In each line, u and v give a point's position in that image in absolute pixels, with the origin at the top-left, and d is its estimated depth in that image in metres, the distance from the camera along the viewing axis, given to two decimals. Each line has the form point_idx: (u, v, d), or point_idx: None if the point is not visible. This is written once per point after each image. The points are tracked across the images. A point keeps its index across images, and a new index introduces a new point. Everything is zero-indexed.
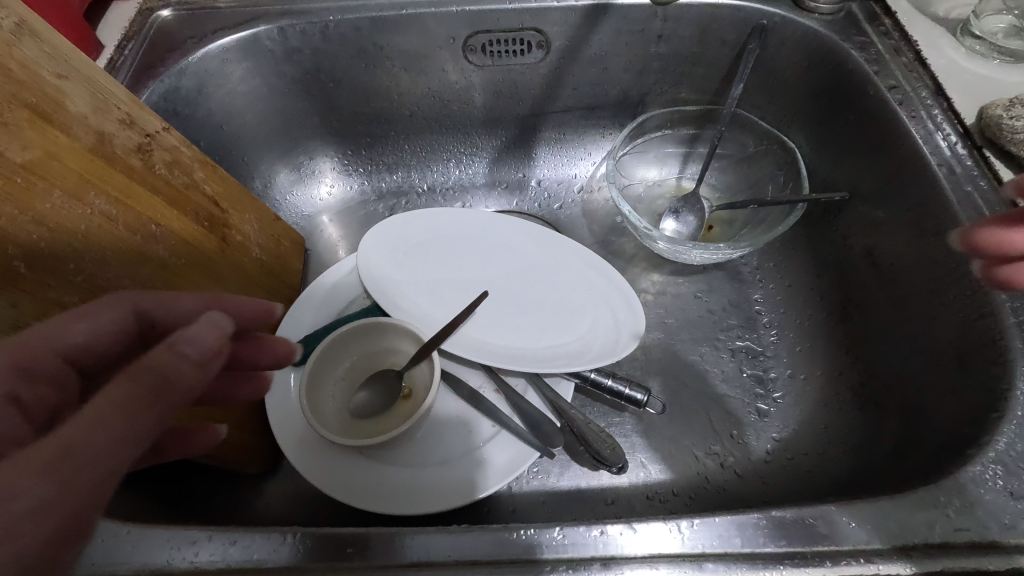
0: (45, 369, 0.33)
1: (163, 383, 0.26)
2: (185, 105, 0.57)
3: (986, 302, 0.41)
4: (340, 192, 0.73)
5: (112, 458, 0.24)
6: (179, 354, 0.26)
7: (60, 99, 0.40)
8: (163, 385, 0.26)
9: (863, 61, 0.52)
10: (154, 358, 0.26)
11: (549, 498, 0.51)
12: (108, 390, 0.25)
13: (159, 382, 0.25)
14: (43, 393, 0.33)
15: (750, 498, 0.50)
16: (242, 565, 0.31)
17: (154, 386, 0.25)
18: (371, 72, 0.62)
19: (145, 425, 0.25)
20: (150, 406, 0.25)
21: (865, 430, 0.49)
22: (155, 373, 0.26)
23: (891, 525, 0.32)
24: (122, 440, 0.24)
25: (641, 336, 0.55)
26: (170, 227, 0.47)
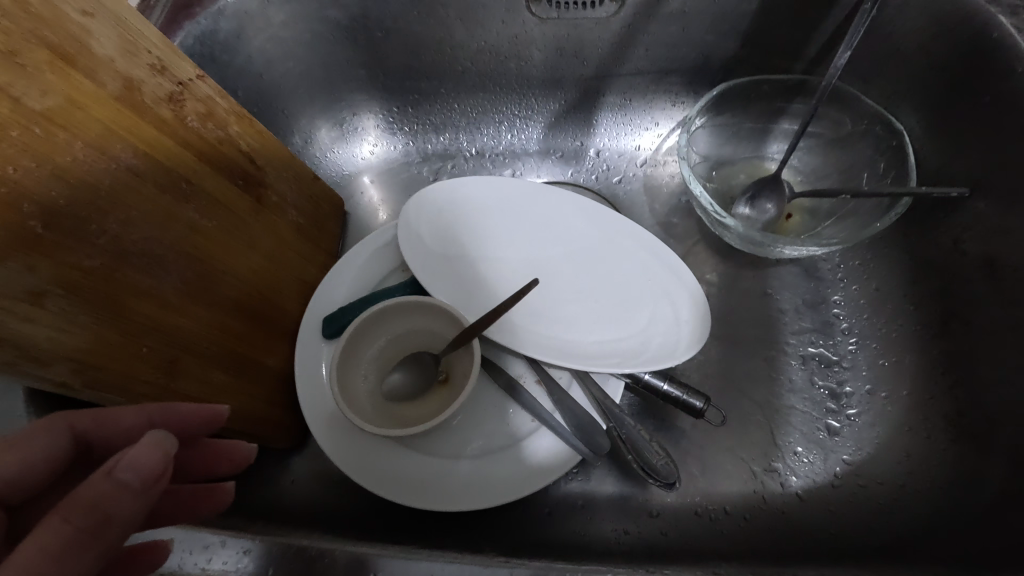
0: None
1: (102, 519, 0.23)
2: (222, 51, 0.52)
3: None
4: (382, 152, 0.69)
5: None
6: (117, 483, 0.23)
7: (84, 40, 0.36)
8: (101, 522, 0.23)
9: (1013, 28, 0.42)
10: (88, 495, 0.22)
11: (587, 504, 0.48)
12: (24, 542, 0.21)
13: (95, 510, 0.23)
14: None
15: (812, 526, 0.46)
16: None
17: (83, 526, 0.22)
18: (424, 22, 0.56)
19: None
20: (89, 530, 0.22)
21: (960, 467, 0.43)
22: (91, 509, 0.22)
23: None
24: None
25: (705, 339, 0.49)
26: (201, 185, 0.43)
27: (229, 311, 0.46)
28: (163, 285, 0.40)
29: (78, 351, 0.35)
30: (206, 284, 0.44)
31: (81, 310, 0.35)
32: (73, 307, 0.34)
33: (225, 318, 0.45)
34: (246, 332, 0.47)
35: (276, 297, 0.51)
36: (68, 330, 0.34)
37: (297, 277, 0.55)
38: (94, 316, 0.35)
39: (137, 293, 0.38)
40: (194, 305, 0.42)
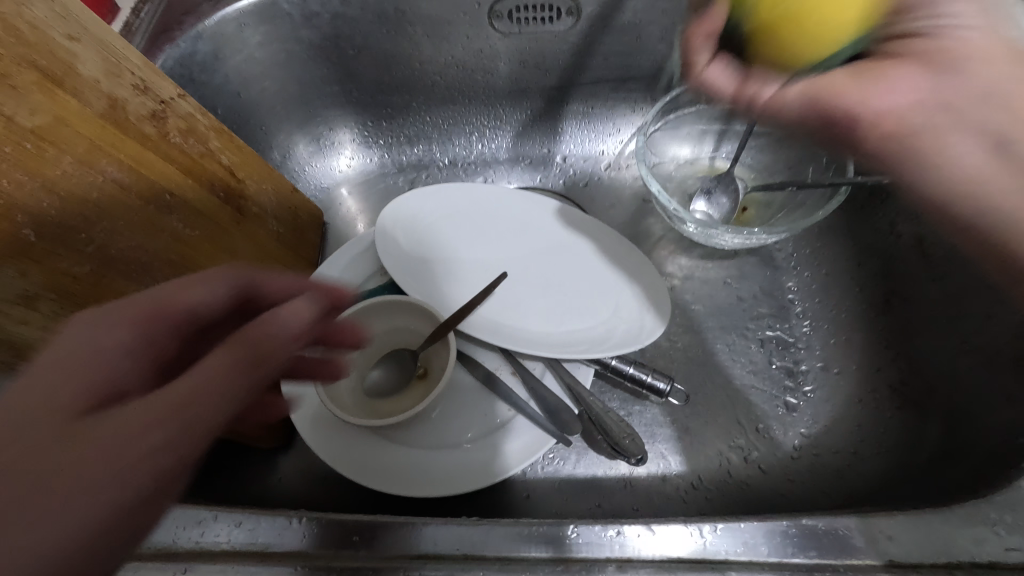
0: (162, 330, 0.30)
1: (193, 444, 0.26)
2: (201, 71, 0.55)
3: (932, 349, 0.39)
4: (359, 165, 0.71)
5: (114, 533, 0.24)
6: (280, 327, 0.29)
7: (71, 63, 0.37)
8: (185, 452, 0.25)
9: None
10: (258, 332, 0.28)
11: (564, 486, 0.50)
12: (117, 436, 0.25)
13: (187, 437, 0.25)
14: (118, 379, 0.27)
15: (774, 497, 0.48)
16: (270, 553, 0.31)
17: (169, 443, 0.25)
18: (394, 39, 0.60)
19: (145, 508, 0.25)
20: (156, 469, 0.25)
21: (905, 432, 0.46)
22: (252, 345, 0.28)
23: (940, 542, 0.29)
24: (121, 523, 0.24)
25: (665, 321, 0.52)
26: (183, 197, 0.46)
27: None
28: (149, 291, 0.43)
29: None
30: None
31: (70, 312, 0.38)
32: (62, 309, 0.37)
33: None
34: None
35: None
36: (57, 331, 0.38)
37: None
38: None
39: (122, 298, 0.41)
40: None
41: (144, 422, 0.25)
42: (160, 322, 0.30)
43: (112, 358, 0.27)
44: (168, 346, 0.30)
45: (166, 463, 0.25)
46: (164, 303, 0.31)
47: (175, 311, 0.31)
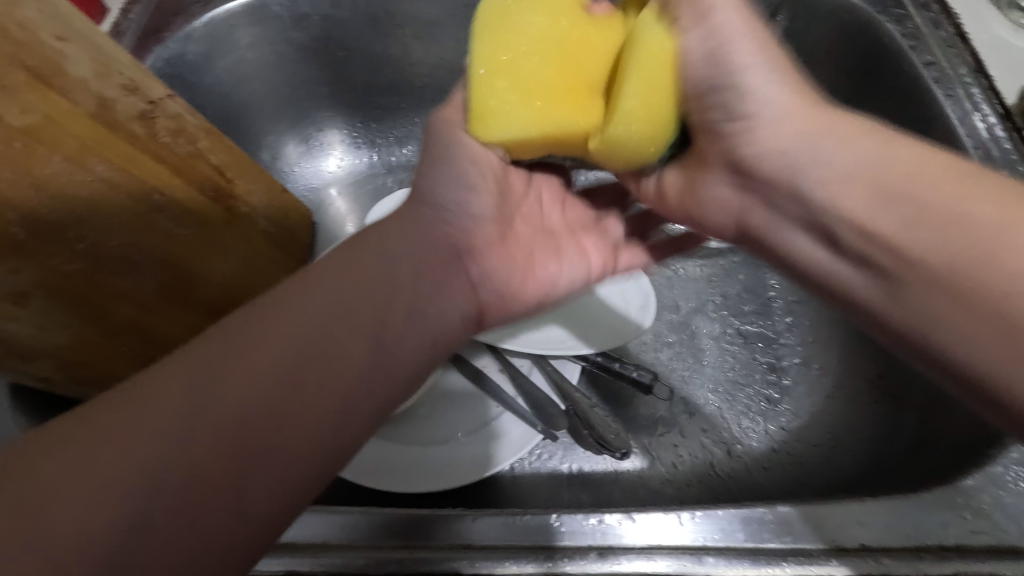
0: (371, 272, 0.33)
1: (325, 354, 0.30)
2: (191, 72, 0.56)
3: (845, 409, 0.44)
4: (349, 165, 0.71)
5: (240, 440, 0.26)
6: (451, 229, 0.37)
7: (59, 63, 0.37)
8: (322, 359, 0.29)
9: (899, 35, 0.48)
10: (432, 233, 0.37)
11: (551, 481, 0.51)
12: (319, 359, 0.29)
13: (350, 341, 0.31)
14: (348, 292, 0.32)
15: (758, 488, 0.49)
16: (297, 545, 0.32)
17: (285, 375, 0.28)
18: (382, 41, 0.61)
19: (260, 420, 0.27)
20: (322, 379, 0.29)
21: (881, 424, 0.47)
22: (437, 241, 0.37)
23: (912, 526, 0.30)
24: (241, 432, 0.27)
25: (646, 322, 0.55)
26: (174, 197, 0.46)
27: (204, 313, 0.49)
28: (140, 289, 0.43)
29: (59, 348, 0.39)
30: (181, 289, 0.47)
31: (60, 310, 0.38)
32: (51, 307, 0.37)
33: (198, 319, 0.49)
34: None
35: (250, 302, 0.55)
36: (48, 328, 0.38)
37: (269, 281, 0.58)
38: (72, 316, 0.39)
39: (113, 296, 0.41)
40: (167, 308, 0.46)
41: (271, 341, 0.29)
42: (352, 287, 0.32)
43: (328, 300, 0.31)
44: (385, 294, 0.33)
45: (270, 394, 0.28)
46: (409, 222, 0.37)
47: (421, 223, 0.37)
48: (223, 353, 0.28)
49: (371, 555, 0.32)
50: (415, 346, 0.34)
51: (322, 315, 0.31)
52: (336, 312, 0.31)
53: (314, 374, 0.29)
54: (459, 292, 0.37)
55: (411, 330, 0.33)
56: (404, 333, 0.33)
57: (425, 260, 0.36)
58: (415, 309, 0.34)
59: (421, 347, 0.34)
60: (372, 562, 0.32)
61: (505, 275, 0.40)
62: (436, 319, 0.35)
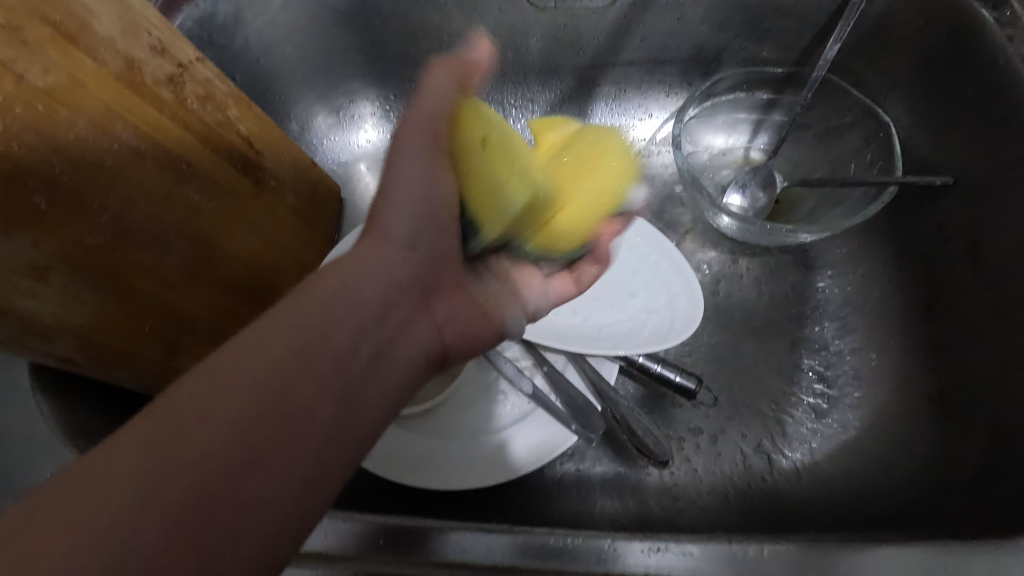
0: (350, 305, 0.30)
1: (287, 417, 0.26)
2: (221, 34, 0.52)
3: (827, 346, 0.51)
4: (379, 140, 0.69)
5: (202, 528, 0.22)
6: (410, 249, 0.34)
7: (85, 18, 0.35)
8: (284, 427, 0.25)
9: (995, 23, 0.44)
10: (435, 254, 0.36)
11: (583, 484, 0.48)
12: (279, 426, 0.25)
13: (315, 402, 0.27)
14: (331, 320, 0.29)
15: (803, 504, 0.47)
16: (308, 553, 0.30)
17: (251, 442, 0.24)
18: (422, 9, 0.57)
19: (234, 491, 0.23)
20: (293, 442, 0.25)
21: (941, 443, 0.44)
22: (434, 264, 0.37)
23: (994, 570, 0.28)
24: (210, 502, 0.23)
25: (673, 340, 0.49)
26: (201, 168, 0.43)
27: (228, 292, 0.47)
28: (164, 264, 0.41)
29: (80, 327, 0.37)
30: (207, 265, 0.44)
31: (82, 285, 0.35)
32: (73, 282, 0.35)
33: (223, 298, 0.46)
34: (242, 313, 0.49)
35: (275, 280, 0.53)
36: (71, 306, 0.35)
37: (295, 259, 0.56)
38: (95, 292, 0.36)
39: (137, 271, 0.39)
40: (193, 285, 0.43)
41: (226, 406, 0.24)
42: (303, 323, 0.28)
43: (294, 338, 0.27)
44: (349, 342, 0.29)
45: (227, 468, 0.23)
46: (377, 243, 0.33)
47: (395, 244, 0.34)
48: (174, 426, 0.23)
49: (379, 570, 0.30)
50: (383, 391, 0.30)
51: (292, 358, 0.27)
52: (294, 367, 0.27)
53: (300, 403, 0.26)
54: (422, 331, 0.34)
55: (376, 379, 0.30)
56: (377, 379, 0.30)
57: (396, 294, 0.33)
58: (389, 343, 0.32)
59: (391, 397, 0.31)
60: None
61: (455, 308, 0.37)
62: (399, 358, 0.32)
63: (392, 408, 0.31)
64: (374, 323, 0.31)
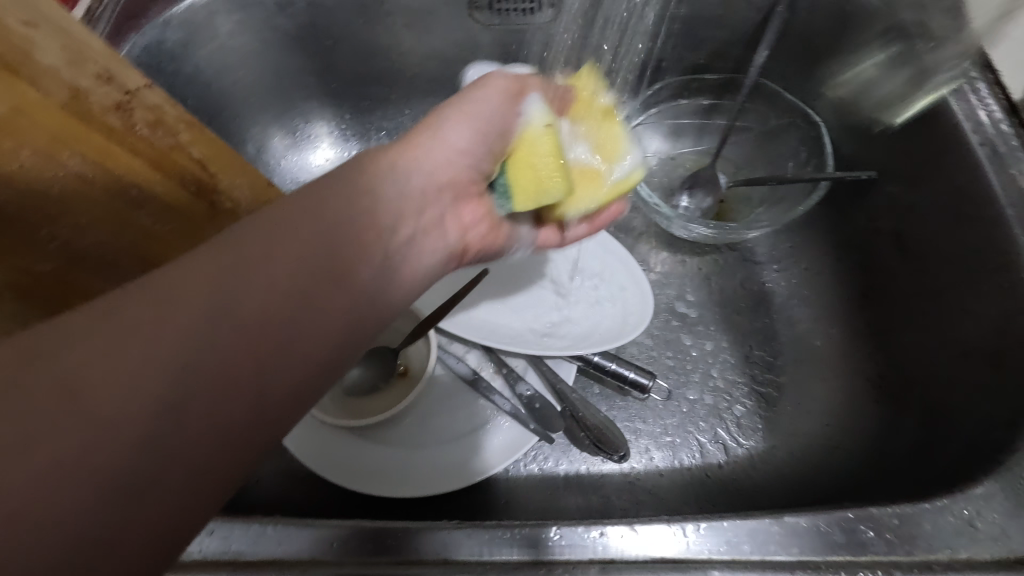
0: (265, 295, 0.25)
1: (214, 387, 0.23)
2: (170, 60, 0.53)
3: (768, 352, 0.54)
4: (336, 159, 0.70)
5: (116, 518, 0.21)
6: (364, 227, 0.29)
7: (24, 50, 0.33)
8: (215, 405, 0.23)
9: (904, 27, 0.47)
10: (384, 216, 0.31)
11: (546, 483, 0.50)
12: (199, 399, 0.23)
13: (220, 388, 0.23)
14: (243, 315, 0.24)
15: (756, 488, 0.49)
16: (269, 560, 0.31)
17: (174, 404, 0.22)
18: (371, 29, 0.59)
19: (156, 485, 0.22)
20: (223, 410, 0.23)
21: (880, 424, 0.46)
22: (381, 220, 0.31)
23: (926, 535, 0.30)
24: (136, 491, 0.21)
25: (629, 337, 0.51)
26: (153, 192, 0.44)
27: None
28: (113, 285, 0.44)
29: (30, 343, 0.41)
30: None
31: (25, 308, 0.39)
32: (21, 306, 0.39)
33: None
34: None
35: None
36: (17, 324, 0.39)
37: None
38: (40, 312, 0.40)
39: (84, 293, 0.42)
40: None
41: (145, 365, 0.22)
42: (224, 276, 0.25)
43: (216, 311, 0.24)
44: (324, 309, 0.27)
45: (151, 464, 0.21)
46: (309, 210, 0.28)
47: (359, 212, 0.29)
48: (81, 385, 0.21)
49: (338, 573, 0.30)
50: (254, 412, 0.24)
51: (188, 350, 0.23)
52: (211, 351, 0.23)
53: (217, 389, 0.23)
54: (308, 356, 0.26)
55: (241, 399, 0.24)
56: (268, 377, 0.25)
57: (281, 301, 0.25)
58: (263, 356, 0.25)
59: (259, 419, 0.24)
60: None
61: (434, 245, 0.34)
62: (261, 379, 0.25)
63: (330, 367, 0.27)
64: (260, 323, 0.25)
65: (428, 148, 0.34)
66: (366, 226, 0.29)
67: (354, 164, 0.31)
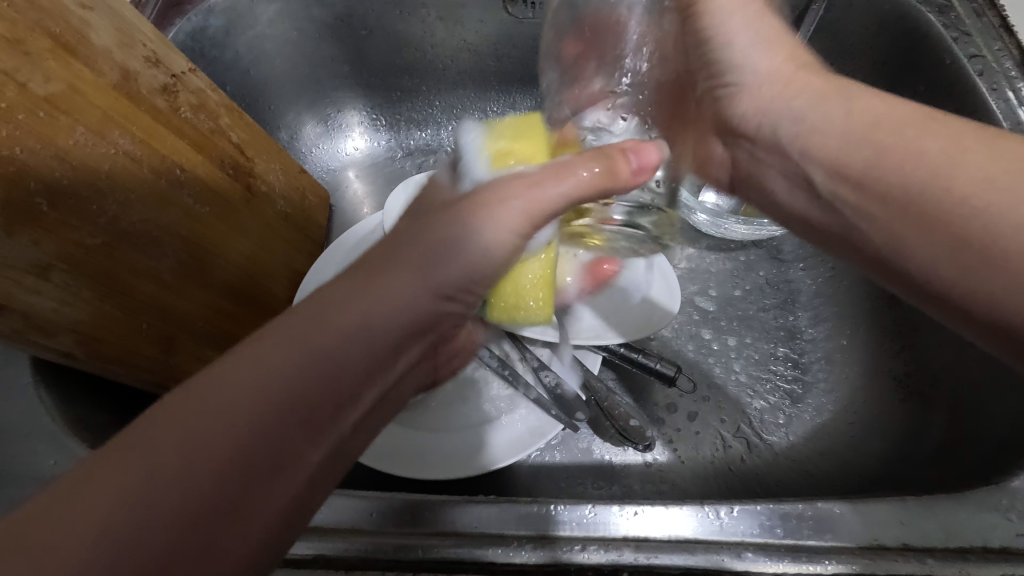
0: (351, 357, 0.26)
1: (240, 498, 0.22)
2: (212, 47, 0.54)
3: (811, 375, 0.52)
4: (366, 148, 0.70)
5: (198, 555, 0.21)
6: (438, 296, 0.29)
7: (82, 30, 0.36)
8: (271, 473, 0.23)
9: (941, 26, 0.47)
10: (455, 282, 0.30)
11: (569, 471, 0.50)
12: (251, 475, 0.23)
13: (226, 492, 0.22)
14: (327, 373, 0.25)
15: (780, 482, 0.49)
16: (309, 527, 0.32)
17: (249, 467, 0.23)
18: (405, 20, 0.60)
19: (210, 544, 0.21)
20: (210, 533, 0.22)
21: (905, 421, 0.47)
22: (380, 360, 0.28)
23: (958, 526, 0.30)
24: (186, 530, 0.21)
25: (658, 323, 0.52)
26: (194, 172, 0.44)
27: (222, 295, 0.48)
28: (161, 265, 0.42)
29: (79, 323, 0.38)
30: (203, 268, 0.46)
31: (81, 284, 0.37)
32: (73, 281, 0.37)
33: (217, 301, 0.48)
34: (235, 314, 0.50)
35: (268, 283, 0.55)
36: (69, 303, 0.37)
37: (285, 260, 0.57)
38: (94, 290, 0.38)
39: (133, 272, 0.40)
40: (188, 286, 0.45)
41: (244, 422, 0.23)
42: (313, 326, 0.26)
43: (292, 377, 0.24)
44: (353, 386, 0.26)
45: (189, 521, 0.21)
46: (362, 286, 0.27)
47: (472, 240, 0.30)
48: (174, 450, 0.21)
49: (376, 540, 0.31)
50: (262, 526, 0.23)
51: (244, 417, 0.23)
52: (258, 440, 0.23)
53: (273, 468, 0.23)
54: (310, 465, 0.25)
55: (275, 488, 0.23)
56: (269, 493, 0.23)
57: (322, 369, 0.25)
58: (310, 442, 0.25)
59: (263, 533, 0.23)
60: (381, 550, 0.31)
61: (511, 216, 0.31)
62: (296, 477, 0.24)
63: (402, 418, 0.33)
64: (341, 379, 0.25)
65: (463, 235, 0.30)
66: (394, 329, 0.27)
67: (450, 209, 0.30)
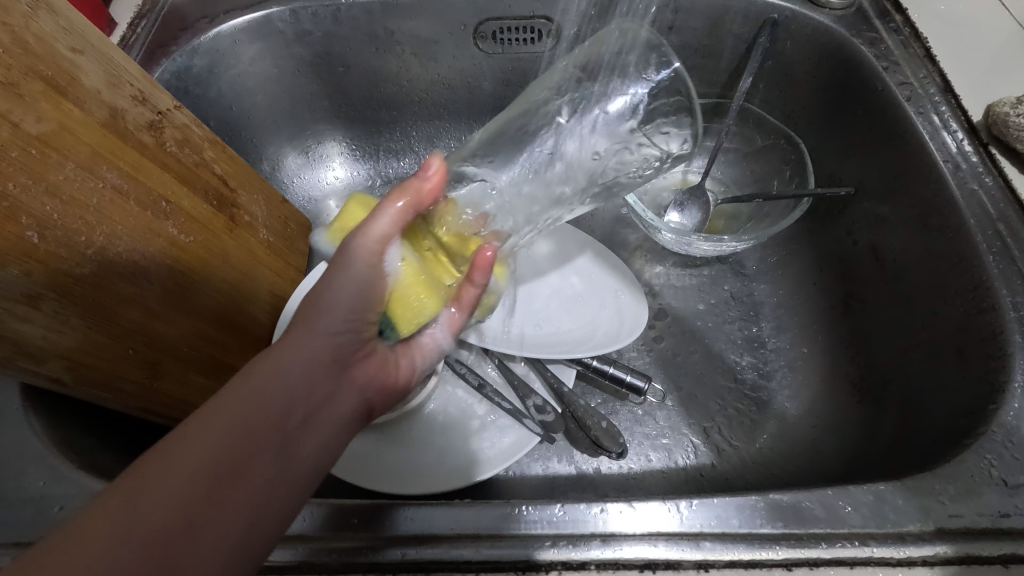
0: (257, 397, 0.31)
1: (231, 468, 0.28)
2: (196, 84, 0.57)
3: (863, 359, 0.52)
4: (345, 178, 0.73)
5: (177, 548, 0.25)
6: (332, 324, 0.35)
7: (74, 73, 0.38)
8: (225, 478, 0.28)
9: (872, 57, 0.52)
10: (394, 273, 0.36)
11: (549, 483, 0.52)
12: (265, 447, 0.30)
13: (257, 453, 0.29)
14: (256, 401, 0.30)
15: (747, 483, 0.51)
16: (293, 536, 0.33)
17: (229, 460, 0.28)
18: (380, 56, 0.63)
19: (184, 536, 0.26)
20: (227, 500, 0.27)
21: (864, 423, 0.49)
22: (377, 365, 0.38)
23: (900, 508, 0.32)
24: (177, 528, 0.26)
25: (632, 337, 0.55)
26: (180, 203, 0.46)
27: (206, 320, 0.49)
28: (146, 293, 0.43)
29: (68, 349, 0.39)
30: (187, 293, 0.47)
31: (71, 312, 0.38)
32: (63, 309, 0.38)
33: (203, 326, 0.49)
34: (222, 339, 0.52)
35: (251, 310, 0.56)
36: (58, 331, 0.38)
37: (270, 288, 0.59)
38: (86, 319, 0.39)
39: (121, 300, 0.41)
40: (173, 313, 0.46)
41: (211, 426, 0.29)
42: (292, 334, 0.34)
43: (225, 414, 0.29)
44: (287, 404, 0.31)
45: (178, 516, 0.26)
46: (323, 291, 0.35)
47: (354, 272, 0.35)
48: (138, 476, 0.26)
49: (358, 546, 0.33)
50: (317, 449, 0.32)
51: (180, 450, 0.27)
52: (284, 404, 0.31)
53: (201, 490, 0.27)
54: (350, 399, 0.35)
55: (313, 434, 0.32)
56: (300, 443, 0.31)
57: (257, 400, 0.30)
58: (340, 381, 0.35)
59: (322, 457, 0.32)
60: (362, 555, 0.32)
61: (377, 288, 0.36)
62: (251, 481, 0.28)
63: (373, 408, 0.38)
64: (296, 394, 0.32)
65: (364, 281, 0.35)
66: (369, 304, 0.36)
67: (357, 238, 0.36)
